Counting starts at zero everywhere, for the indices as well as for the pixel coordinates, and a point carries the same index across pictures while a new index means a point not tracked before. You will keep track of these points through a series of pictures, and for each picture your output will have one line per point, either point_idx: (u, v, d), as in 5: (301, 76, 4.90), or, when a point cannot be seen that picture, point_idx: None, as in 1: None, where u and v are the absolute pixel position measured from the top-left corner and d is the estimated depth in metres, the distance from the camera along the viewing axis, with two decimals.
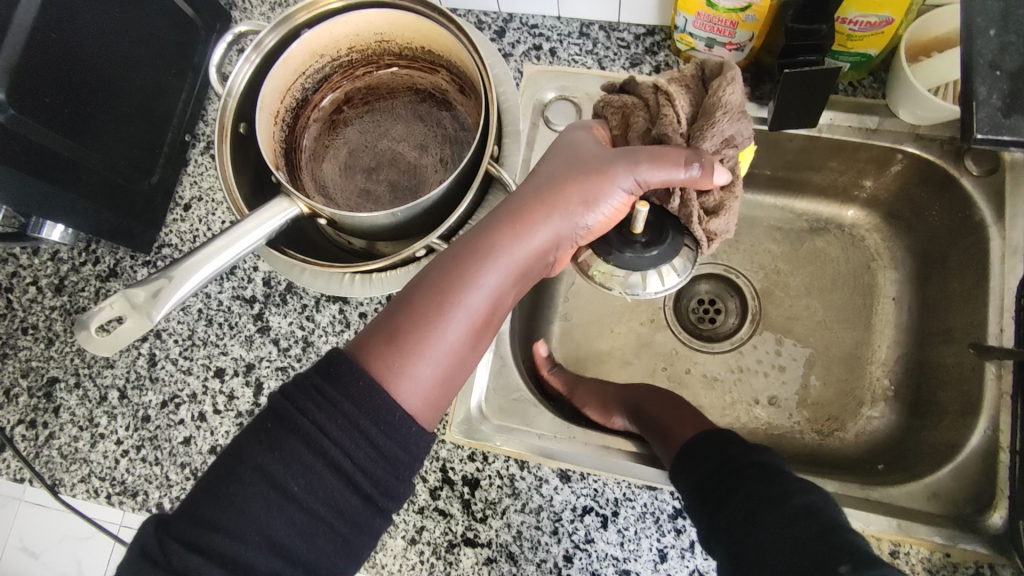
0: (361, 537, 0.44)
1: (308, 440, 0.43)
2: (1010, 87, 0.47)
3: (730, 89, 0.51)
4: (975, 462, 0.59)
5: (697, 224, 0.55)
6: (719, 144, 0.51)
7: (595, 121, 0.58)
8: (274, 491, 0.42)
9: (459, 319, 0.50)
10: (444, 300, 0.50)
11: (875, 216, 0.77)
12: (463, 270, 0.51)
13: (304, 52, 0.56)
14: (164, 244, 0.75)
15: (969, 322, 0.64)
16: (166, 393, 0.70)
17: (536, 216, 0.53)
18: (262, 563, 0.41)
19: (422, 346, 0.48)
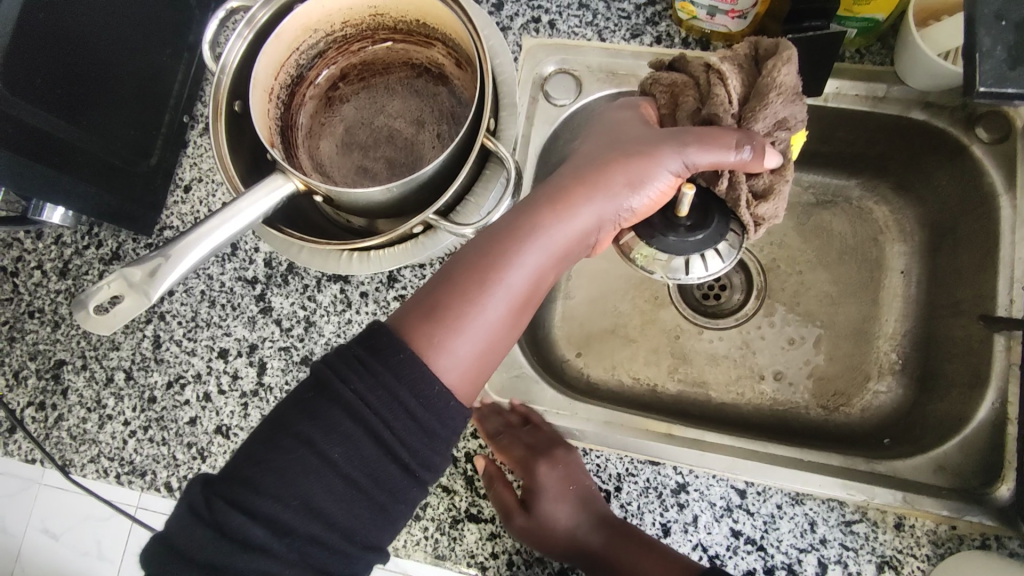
0: (396, 505, 0.45)
1: (348, 409, 0.44)
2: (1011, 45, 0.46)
3: (786, 68, 0.51)
4: (982, 434, 0.58)
5: (746, 208, 0.54)
6: (771, 125, 0.53)
7: (645, 99, 0.59)
8: (314, 455, 0.43)
9: (501, 301, 0.51)
10: (486, 278, 0.51)
11: (882, 187, 0.76)
12: (508, 248, 0.51)
13: (297, 28, 0.56)
14: (165, 227, 0.75)
15: (978, 294, 0.63)
16: (171, 374, 0.71)
17: (585, 196, 0.53)
18: (305, 522, 0.43)
19: (462, 324, 0.49)
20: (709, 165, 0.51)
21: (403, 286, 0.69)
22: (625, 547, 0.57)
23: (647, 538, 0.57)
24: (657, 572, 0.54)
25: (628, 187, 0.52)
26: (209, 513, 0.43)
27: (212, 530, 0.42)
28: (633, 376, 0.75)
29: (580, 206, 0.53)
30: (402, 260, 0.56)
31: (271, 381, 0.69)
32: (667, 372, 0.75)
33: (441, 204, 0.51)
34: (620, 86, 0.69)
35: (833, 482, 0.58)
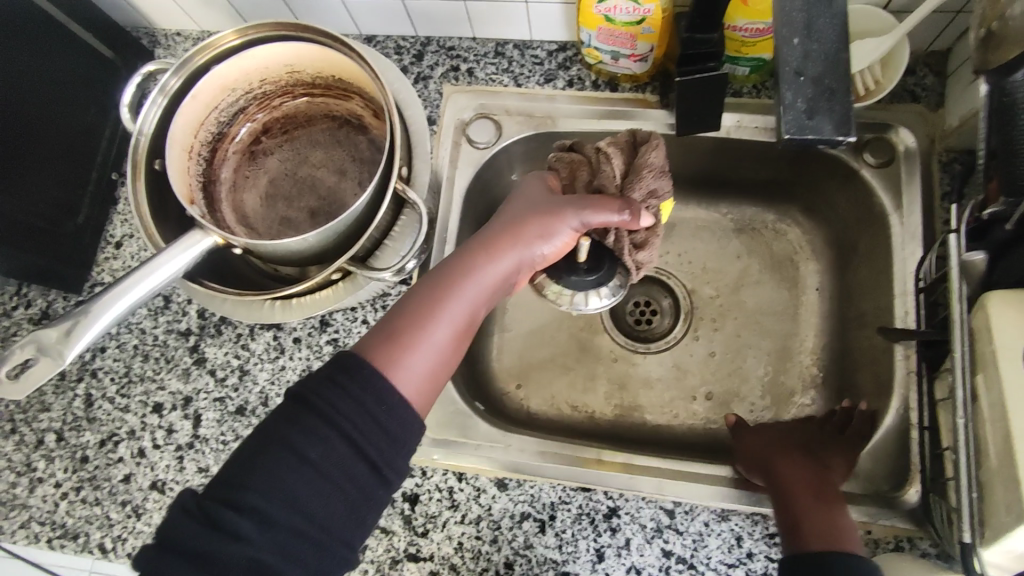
0: (368, 505, 0.44)
1: (323, 413, 0.44)
2: (811, 93, 0.53)
3: (656, 151, 0.57)
4: (891, 440, 0.61)
5: (628, 257, 0.60)
6: (646, 196, 0.57)
7: (546, 173, 0.62)
8: (293, 458, 0.43)
9: (446, 335, 0.51)
10: (430, 312, 0.51)
11: (794, 210, 0.80)
12: (445, 288, 0.53)
13: (212, 88, 0.58)
14: (96, 283, 0.75)
15: (879, 307, 0.67)
16: (103, 432, 0.70)
17: (509, 243, 0.55)
18: (288, 520, 0.42)
19: (415, 353, 0.49)
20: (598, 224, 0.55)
21: (335, 329, 0.70)
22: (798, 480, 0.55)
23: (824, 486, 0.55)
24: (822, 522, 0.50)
25: (540, 238, 0.55)
26: (202, 513, 0.42)
27: (205, 527, 0.41)
28: (571, 405, 0.76)
29: (505, 252, 0.55)
30: (325, 306, 0.58)
31: (206, 432, 0.69)
32: (603, 398, 0.77)
33: (366, 239, 0.53)
34: (537, 128, 0.73)
35: (756, 495, 0.60)
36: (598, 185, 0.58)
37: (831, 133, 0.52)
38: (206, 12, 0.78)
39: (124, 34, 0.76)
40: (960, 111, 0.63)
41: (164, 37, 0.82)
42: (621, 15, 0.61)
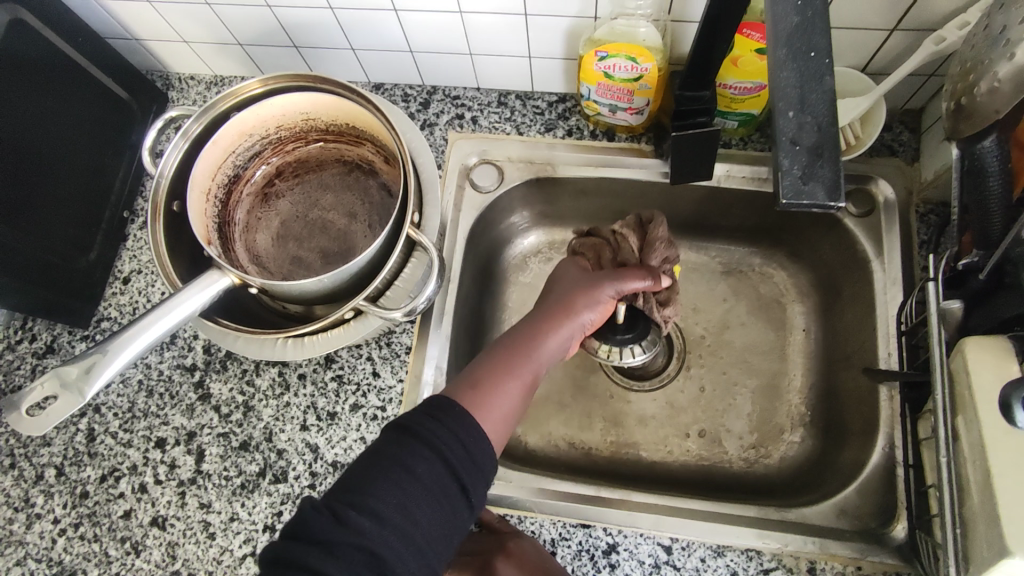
0: (459, 522, 0.46)
1: (423, 438, 0.46)
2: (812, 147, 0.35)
3: (660, 225, 0.65)
4: (877, 477, 0.64)
5: (657, 313, 0.67)
6: (662, 258, 0.65)
7: (573, 257, 0.69)
8: (403, 472, 0.45)
9: (522, 385, 0.54)
10: (505, 368, 0.55)
11: (780, 254, 0.83)
12: (516, 345, 0.57)
13: (232, 134, 0.61)
14: (102, 317, 0.76)
15: (863, 348, 0.70)
16: (105, 467, 0.70)
17: (561, 308, 0.60)
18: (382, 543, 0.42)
19: (499, 398, 0.52)
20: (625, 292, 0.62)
21: (340, 366, 0.71)
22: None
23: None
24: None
25: (587, 305, 0.60)
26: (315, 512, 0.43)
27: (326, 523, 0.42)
28: (568, 441, 0.78)
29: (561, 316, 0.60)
30: (334, 344, 0.59)
31: (209, 468, 0.69)
32: (600, 434, 0.79)
33: (378, 281, 0.56)
34: (537, 174, 0.76)
35: (749, 532, 0.62)
36: (622, 260, 0.66)
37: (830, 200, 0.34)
38: (222, 59, 0.81)
39: (141, 77, 0.79)
40: (934, 166, 0.67)
41: (178, 80, 0.85)
42: (620, 73, 0.65)
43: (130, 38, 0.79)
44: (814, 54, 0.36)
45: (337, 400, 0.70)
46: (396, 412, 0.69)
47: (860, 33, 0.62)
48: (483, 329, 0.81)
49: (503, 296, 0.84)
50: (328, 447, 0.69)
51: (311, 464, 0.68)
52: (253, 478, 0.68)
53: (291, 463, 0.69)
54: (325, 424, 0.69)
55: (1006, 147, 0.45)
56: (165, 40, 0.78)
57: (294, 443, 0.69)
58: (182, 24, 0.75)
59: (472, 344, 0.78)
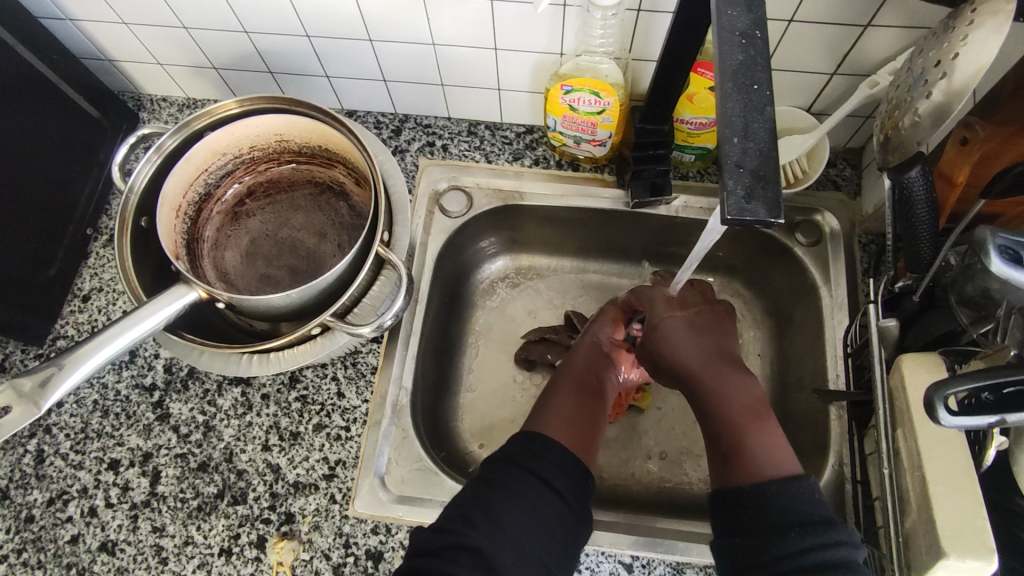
0: (572, 536, 0.50)
1: (522, 468, 0.51)
2: (756, 166, 0.36)
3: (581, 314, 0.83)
4: (828, 494, 0.66)
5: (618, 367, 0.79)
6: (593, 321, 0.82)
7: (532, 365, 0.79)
8: (508, 492, 0.50)
9: (597, 419, 0.61)
10: (580, 407, 0.61)
11: (735, 282, 0.87)
12: (581, 390, 0.63)
13: (205, 152, 0.62)
14: (59, 336, 0.74)
15: (814, 370, 0.73)
16: (53, 490, 0.68)
17: (601, 357, 0.68)
18: (560, 480, 0.51)
19: (583, 431, 0.58)
20: (685, 317, 0.66)
21: (304, 386, 0.71)
22: (728, 394, 0.57)
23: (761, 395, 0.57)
24: (758, 450, 0.52)
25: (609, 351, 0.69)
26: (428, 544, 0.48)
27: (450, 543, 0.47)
28: None
29: (604, 363, 0.68)
30: (302, 360, 0.58)
31: (165, 490, 0.68)
32: None
33: (347, 295, 0.56)
34: (505, 201, 0.79)
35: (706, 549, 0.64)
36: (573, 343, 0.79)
37: (775, 215, 0.35)
38: (195, 82, 0.83)
39: (112, 98, 0.80)
40: (875, 199, 0.72)
41: (149, 102, 0.86)
42: (584, 106, 0.69)
43: (103, 59, 0.80)
44: (756, 87, 0.38)
45: (300, 420, 0.70)
46: (360, 431, 0.69)
47: (804, 76, 0.67)
48: (448, 351, 0.82)
49: (469, 319, 0.86)
50: (290, 468, 0.68)
51: (272, 485, 0.67)
52: (211, 500, 0.67)
53: (251, 483, 0.67)
54: (288, 444, 0.69)
55: (928, 177, 0.47)
56: (139, 62, 0.80)
57: (254, 464, 0.68)
58: (158, 47, 0.76)
59: (437, 367, 0.79)
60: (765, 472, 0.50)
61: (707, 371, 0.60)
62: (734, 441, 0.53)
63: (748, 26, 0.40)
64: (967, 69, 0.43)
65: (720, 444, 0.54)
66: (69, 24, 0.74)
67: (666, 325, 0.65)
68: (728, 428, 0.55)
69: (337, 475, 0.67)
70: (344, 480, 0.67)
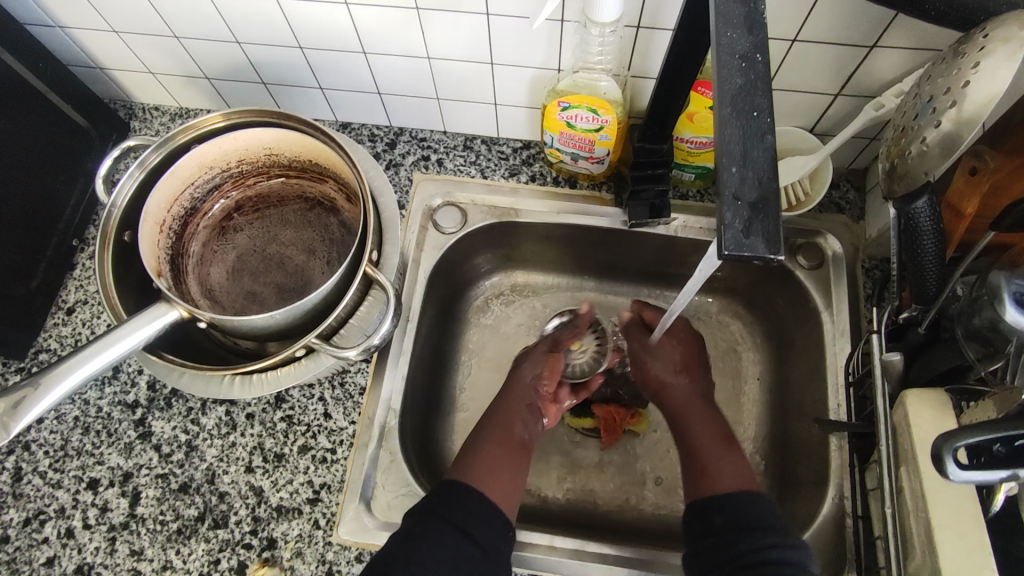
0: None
1: (439, 516, 0.52)
2: (754, 198, 0.34)
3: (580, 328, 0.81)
4: (828, 528, 0.63)
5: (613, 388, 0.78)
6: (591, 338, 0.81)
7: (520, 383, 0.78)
8: (425, 542, 0.50)
9: (521, 470, 0.60)
10: (504, 451, 0.61)
11: (736, 303, 0.84)
12: (504, 432, 0.63)
13: (191, 166, 0.60)
14: (41, 349, 0.73)
15: (814, 398, 0.71)
16: (29, 510, 0.66)
17: (528, 407, 0.68)
18: (479, 529, 0.52)
19: (507, 478, 0.58)
20: (691, 372, 0.70)
21: (290, 406, 0.69)
22: (703, 424, 0.65)
23: (730, 431, 0.64)
24: (716, 461, 0.60)
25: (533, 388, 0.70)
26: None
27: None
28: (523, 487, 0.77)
29: (531, 411, 0.68)
30: (286, 383, 0.57)
31: (144, 512, 0.66)
32: (555, 480, 0.77)
33: (333, 317, 0.55)
34: (500, 218, 0.77)
35: None
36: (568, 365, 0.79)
37: (773, 251, 0.33)
38: (187, 91, 0.81)
39: (102, 107, 0.78)
40: (879, 223, 0.70)
41: (141, 110, 0.85)
42: (581, 122, 0.67)
43: (93, 67, 0.79)
44: (757, 114, 0.36)
45: (285, 441, 0.68)
46: (346, 454, 0.67)
47: (807, 97, 0.65)
48: (439, 370, 0.80)
49: (462, 337, 0.84)
50: (273, 491, 0.66)
51: (254, 508, 0.65)
52: (191, 523, 0.65)
53: (233, 506, 0.66)
54: (271, 466, 0.67)
55: (934, 207, 0.45)
56: (130, 70, 0.78)
57: (237, 486, 0.66)
58: (149, 56, 0.75)
59: (428, 386, 0.77)
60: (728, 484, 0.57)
61: (688, 404, 0.67)
62: (705, 464, 0.60)
63: (749, 48, 0.38)
64: (978, 96, 0.41)
65: (694, 463, 0.61)
66: (58, 31, 0.73)
67: (675, 380, 0.69)
68: (705, 451, 0.61)
69: (321, 500, 0.65)
70: (329, 504, 0.65)
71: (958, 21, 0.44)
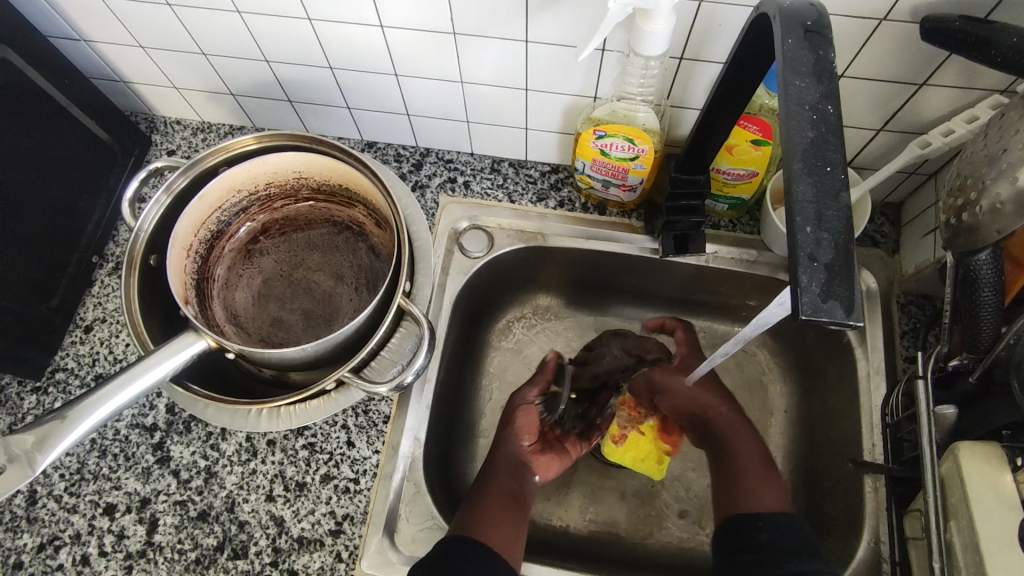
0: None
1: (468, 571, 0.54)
2: (830, 260, 0.33)
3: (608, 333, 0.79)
4: (863, 573, 0.62)
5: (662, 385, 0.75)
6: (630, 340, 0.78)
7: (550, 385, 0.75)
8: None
9: (520, 525, 0.62)
10: (502, 503, 0.63)
11: (763, 333, 0.83)
12: (500, 489, 0.65)
13: (220, 189, 0.59)
14: (58, 368, 0.71)
15: (847, 436, 0.69)
16: (44, 535, 0.64)
17: (516, 462, 0.68)
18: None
19: (508, 533, 0.60)
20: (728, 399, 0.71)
21: (312, 434, 0.68)
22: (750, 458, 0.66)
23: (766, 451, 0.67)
24: (755, 485, 0.63)
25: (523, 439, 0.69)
26: None
27: None
28: (545, 518, 0.75)
29: (523, 465, 0.68)
30: (314, 417, 0.55)
31: (162, 539, 0.64)
32: (578, 511, 0.76)
33: (365, 351, 0.53)
34: (528, 243, 0.76)
35: None
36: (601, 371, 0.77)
37: (853, 317, 0.32)
38: (211, 106, 0.80)
39: (125, 121, 0.77)
40: (917, 259, 0.69)
41: (163, 124, 0.83)
42: (616, 151, 0.66)
43: (117, 80, 0.77)
44: (830, 169, 0.35)
45: (307, 470, 0.66)
46: (369, 485, 0.66)
47: (848, 131, 0.64)
48: (461, 396, 0.78)
49: (484, 362, 0.82)
50: (294, 522, 0.64)
51: (275, 539, 0.64)
52: (210, 553, 0.63)
53: (253, 536, 0.64)
54: (293, 495, 0.65)
55: (997, 260, 0.46)
56: (155, 85, 0.77)
57: (257, 515, 0.65)
58: (175, 71, 0.73)
59: (449, 413, 0.75)
60: (770, 500, 0.61)
61: (733, 429, 0.69)
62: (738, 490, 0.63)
63: (818, 100, 0.38)
64: None
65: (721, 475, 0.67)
66: (83, 45, 0.71)
67: (715, 404, 0.70)
68: (743, 468, 0.65)
69: (344, 532, 0.64)
70: (351, 536, 0.64)
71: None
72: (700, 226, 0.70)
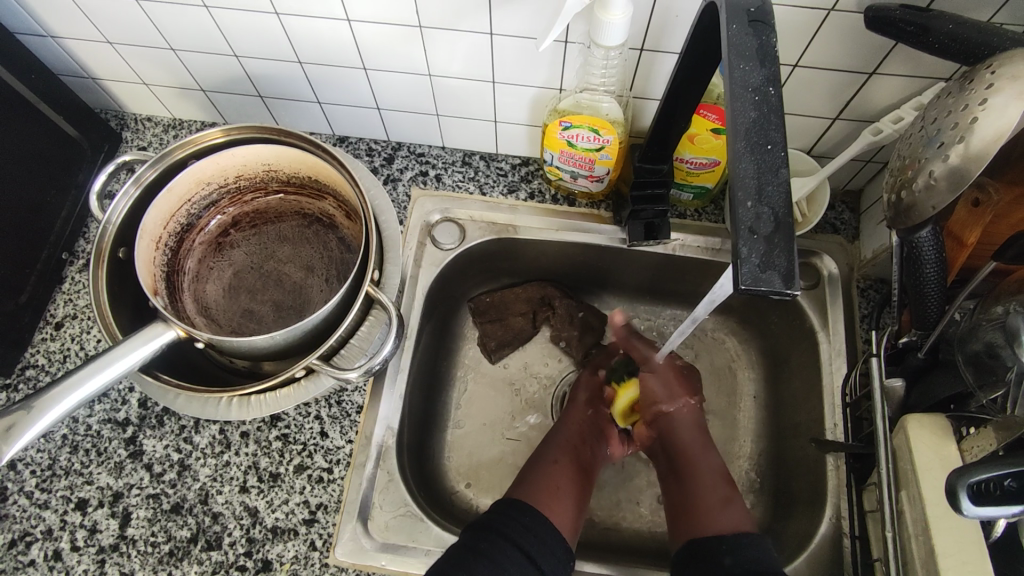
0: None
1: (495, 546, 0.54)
2: (771, 233, 0.35)
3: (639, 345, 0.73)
4: (825, 549, 0.64)
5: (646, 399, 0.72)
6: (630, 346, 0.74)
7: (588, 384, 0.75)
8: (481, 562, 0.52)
9: (577, 492, 0.63)
10: (562, 467, 0.65)
11: (731, 321, 0.84)
12: (565, 453, 0.67)
13: (189, 182, 0.59)
14: (28, 365, 0.71)
15: (811, 417, 0.71)
16: (14, 531, 0.64)
17: (588, 425, 0.71)
18: (539, 552, 0.55)
19: (564, 498, 0.62)
20: (695, 415, 0.69)
21: (286, 425, 0.68)
22: (707, 484, 0.63)
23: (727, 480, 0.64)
24: (712, 506, 0.60)
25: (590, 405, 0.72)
26: None
27: None
28: None
29: (594, 432, 0.71)
30: (285, 404, 0.55)
31: (135, 533, 0.64)
32: None
33: (336, 336, 0.53)
34: (498, 234, 0.77)
35: None
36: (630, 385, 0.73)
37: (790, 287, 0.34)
38: (182, 103, 0.80)
39: (93, 118, 0.77)
40: (875, 244, 0.71)
41: (133, 121, 0.83)
42: (583, 142, 0.67)
43: (86, 77, 0.77)
44: (771, 147, 0.37)
45: (281, 460, 0.67)
46: (343, 474, 0.66)
47: (806, 120, 0.66)
48: (435, 387, 0.79)
49: (458, 353, 0.83)
50: (268, 511, 0.65)
51: (249, 529, 0.64)
52: (183, 545, 0.64)
53: (226, 527, 0.64)
54: (266, 486, 0.66)
55: (938, 237, 0.47)
56: (125, 81, 0.77)
57: (230, 506, 0.65)
58: (144, 67, 0.74)
59: (423, 404, 0.76)
60: (725, 514, 0.59)
61: (691, 445, 0.66)
62: (694, 512, 0.61)
63: (761, 82, 0.39)
64: (987, 132, 0.39)
65: (680, 500, 0.63)
66: (50, 41, 0.71)
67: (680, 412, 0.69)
68: (696, 492, 0.62)
69: (318, 521, 0.65)
70: (325, 526, 0.64)
71: (962, 54, 0.45)
72: (666, 214, 0.71)
